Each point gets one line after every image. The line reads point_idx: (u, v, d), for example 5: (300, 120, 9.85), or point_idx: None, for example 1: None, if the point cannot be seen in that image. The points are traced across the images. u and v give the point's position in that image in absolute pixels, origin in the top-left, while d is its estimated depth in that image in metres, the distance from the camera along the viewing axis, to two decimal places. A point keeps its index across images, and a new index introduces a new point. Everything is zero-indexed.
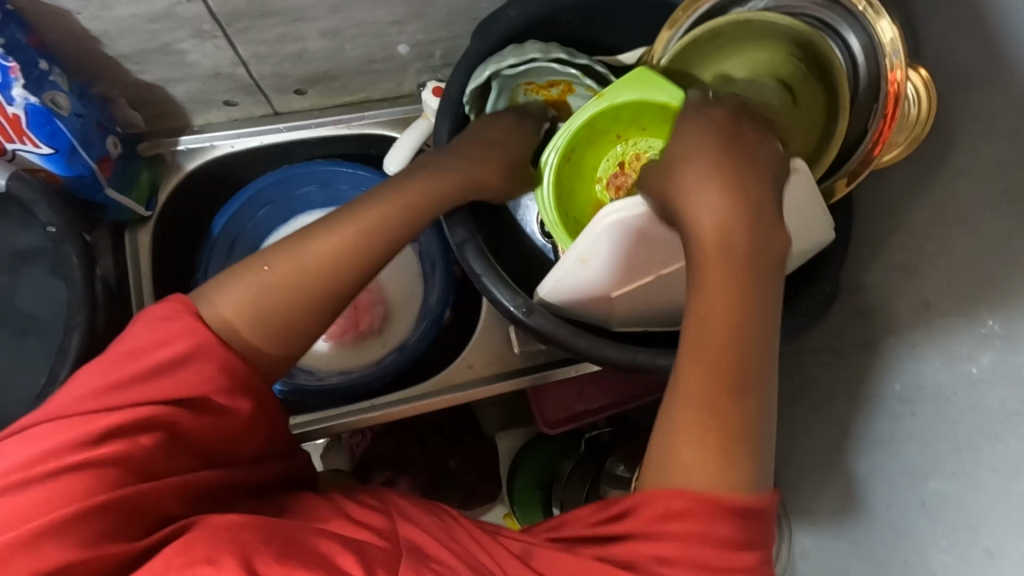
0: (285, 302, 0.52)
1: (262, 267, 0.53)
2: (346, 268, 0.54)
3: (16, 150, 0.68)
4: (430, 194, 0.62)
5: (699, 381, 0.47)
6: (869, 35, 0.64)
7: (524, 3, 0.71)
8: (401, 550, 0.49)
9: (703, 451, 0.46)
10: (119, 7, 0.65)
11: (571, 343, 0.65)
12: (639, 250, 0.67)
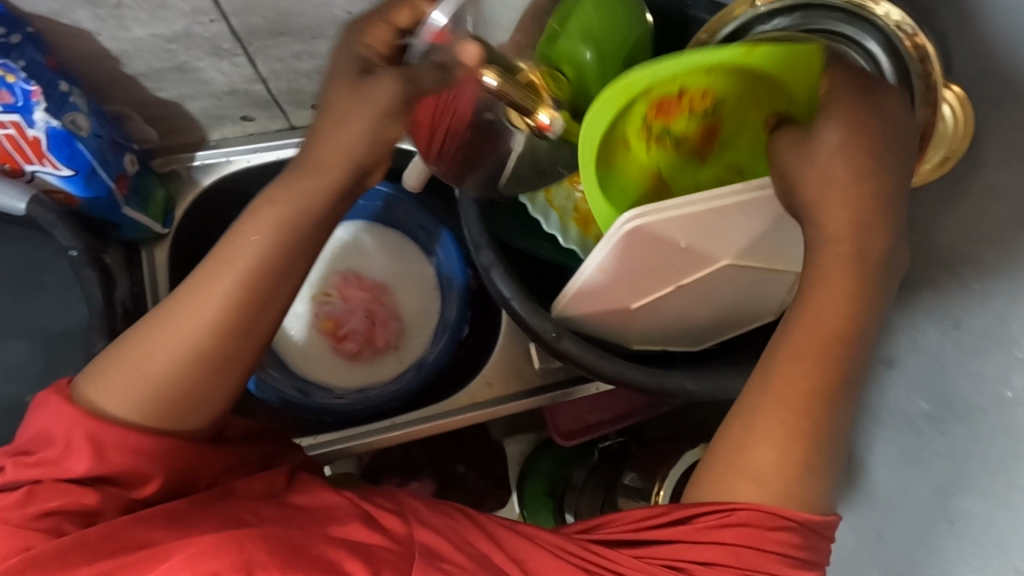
0: (169, 380, 0.48)
1: (136, 354, 0.48)
2: (224, 336, 0.48)
3: (36, 171, 0.67)
4: (301, 203, 0.49)
5: (801, 388, 0.48)
6: (892, 41, 0.59)
7: None
8: (413, 551, 0.51)
9: (780, 463, 0.49)
10: (136, 27, 0.63)
11: (597, 366, 0.63)
12: (664, 259, 0.62)
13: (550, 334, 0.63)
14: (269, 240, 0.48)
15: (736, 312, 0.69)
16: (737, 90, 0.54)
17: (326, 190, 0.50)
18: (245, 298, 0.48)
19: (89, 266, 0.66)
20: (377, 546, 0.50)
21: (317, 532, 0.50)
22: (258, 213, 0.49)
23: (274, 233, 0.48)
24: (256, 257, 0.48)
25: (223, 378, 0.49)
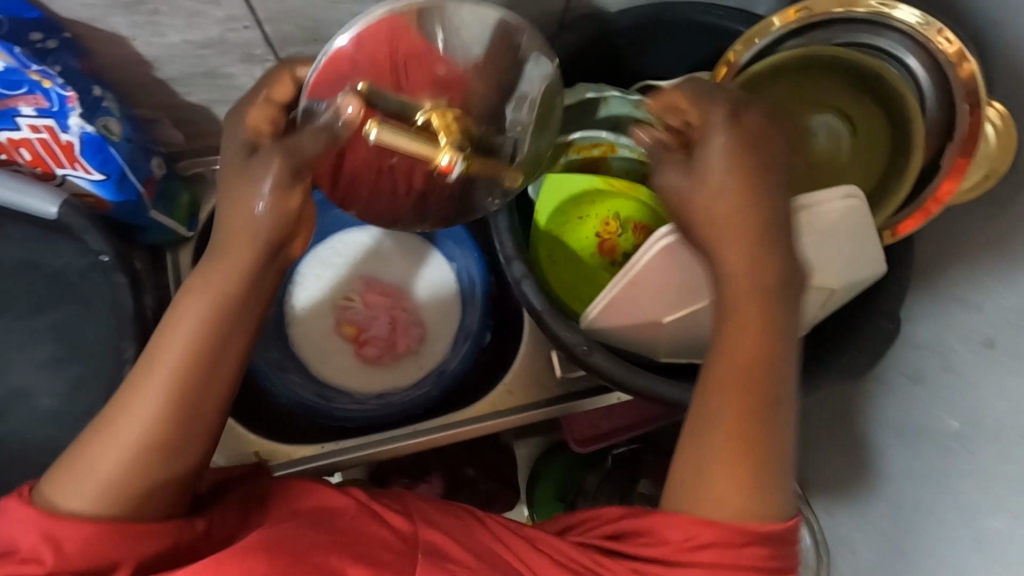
0: (129, 464, 0.46)
1: (82, 456, 0.47)
2: (189, 409, 0.48)
3: (67, 175, 0.67)
4: (241, 271, 0.49)
5: (734, 419, 0.48)
6: (929, 54, 0.63)
7: (581, 28, 0.71)
8: (417, 552, 0.50)
9: (736, 487, 0.47)
10: (171, 34, 0.62)
11: (628, 382, 0.63)
12: (678, 276, 0.64)
13: (580, 347, 0.63)
14: (206, 309, 0.48)
15: None
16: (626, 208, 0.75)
17: (256, 257, 0.50)
18: (189, 372, 0.48)
19: (122, 272, 0.66)
20: (380, 549, 0.50)
21: (323, 533, 0.50)
22: (187, 296, 0.49)
23: (211, 305, 0.48)
24: (193, 333, 0.48)
25: (188, 445, 0.48)
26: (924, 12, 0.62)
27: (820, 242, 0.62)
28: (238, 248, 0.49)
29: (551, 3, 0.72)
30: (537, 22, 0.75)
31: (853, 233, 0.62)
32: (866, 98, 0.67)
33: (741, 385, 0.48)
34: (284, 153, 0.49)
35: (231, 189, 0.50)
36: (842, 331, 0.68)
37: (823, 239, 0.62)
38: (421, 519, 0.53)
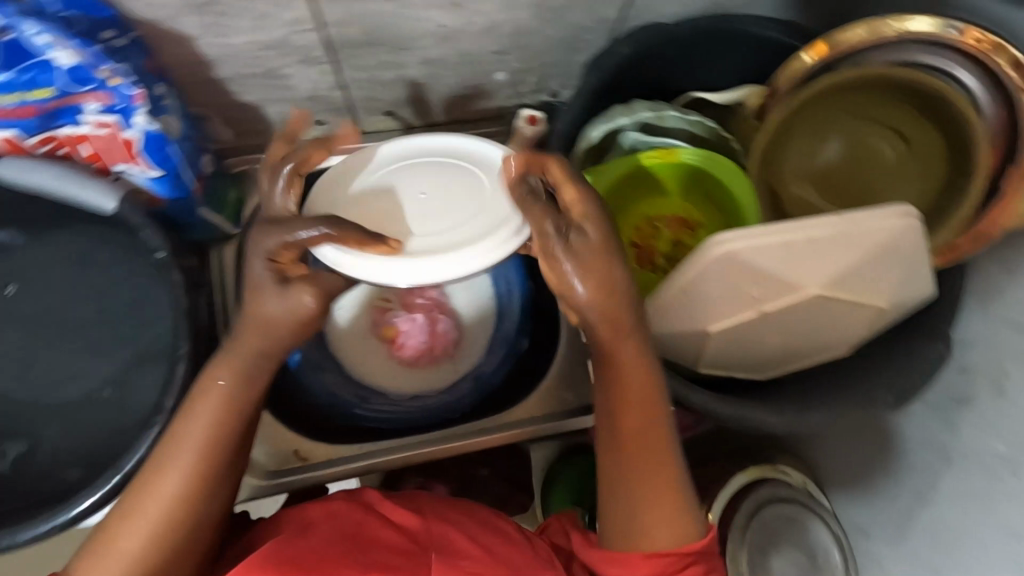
0: (175, 521, 0.53)
1: (113, 534, 0.52)
2: (219, 467, 0.55)
3: (124, 171, 0.68)
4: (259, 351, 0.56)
5: (640, 464, 0.55)
6: (988, 71, 0.65)
7: (636, 38, 0.71)
8: (429, 556, 0.57)
9: (665, 523, 0.55)
10: (235, 35, 0.63)
11: (678, 395, 0.63)
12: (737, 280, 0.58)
13: None
14: (222, 401, 0.55)
15: (812, 345, 0.66)
16: (694, 200, 0.74)
17: (275, 345, 0.56)
18: (211, 453, 0.54)
19: (178, 270, 0.66)
20: (395, 555, 0.56)
21: (345, 542, 0.57)
22: (207, 390, 0.55)
23: (227, 389, 0.55)
24: (209, 421, 0.54)
25: (206, 506, 0.54)
26: (940, 19, 0.64)
27: (875, 263, 0.58)
28: (259, 335, 0.55)
29: (605, 13, 0.73)
30: (588, 32, 0.76)
31: (909, 252, 0.57)
32: (924, 117, 0.69)
33: (628, 447, 0.56)
34: (318, 288, 0.54)
35: (262, 297, 0.54)
36: (897, 352, 0.68)
37: (877, 264, 0.58)
38: (430, 528, 0.60)
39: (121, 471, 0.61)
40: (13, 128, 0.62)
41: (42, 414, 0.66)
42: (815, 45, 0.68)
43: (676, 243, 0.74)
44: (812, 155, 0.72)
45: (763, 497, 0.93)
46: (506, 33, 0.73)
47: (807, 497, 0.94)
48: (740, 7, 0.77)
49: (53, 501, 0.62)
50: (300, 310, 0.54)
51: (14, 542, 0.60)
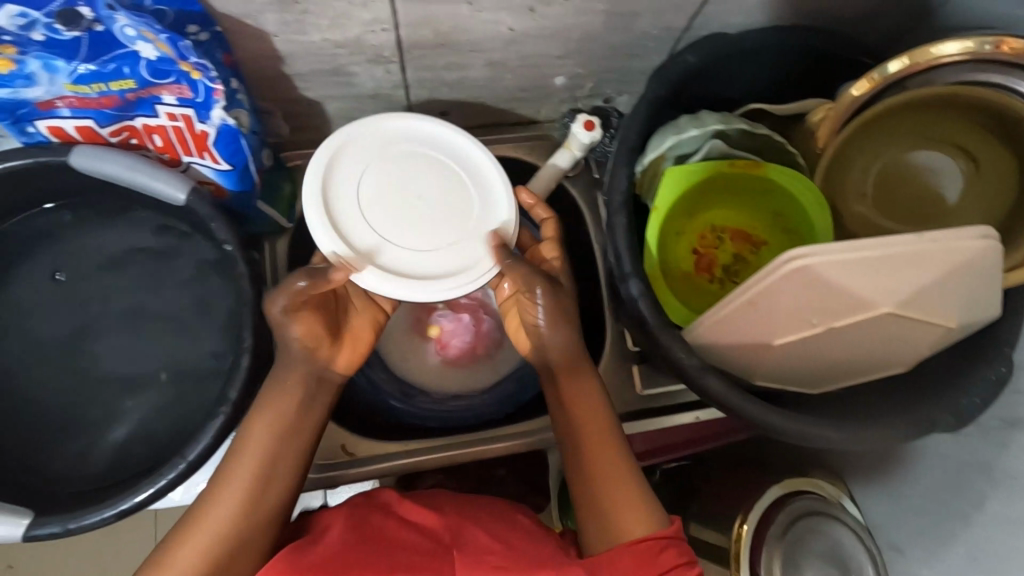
0: (225, 532, 0.56)
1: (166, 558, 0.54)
2: (270, 481, 0.59)
3: (192, 162, 0.69)
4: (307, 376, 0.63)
5: (603, 463, 0.63)
6: None
7: (703, 48, 0.71)
8: (453, 555, 0.57)
9: (633, 516, 0.60)
10: (313, 32, 0.64)
11: (742, 409, 0.62)
12: (808, 298, 0.59)
13: (693, 368, 0.63)
14: (271, 427, 0.61)
15: (867, 365, 0.66)
16: (750, 210, 0.77)
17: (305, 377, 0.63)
18: (262, 473, 0.59)
19: (243, 262, 0.67)
20: (419, 556, 0.56)
21: (370, 545, 0.57)
22: (252, 423, 0.61)
23: (273, 418, 0.61)
24: (260, 445, 0.60)
25: (257, 516, 0.58)
26: (969, 40, 0.62)
27: (938, 291, 0.58)
28: (298, 372, 0.63)
29: (672, 22, 0.73)
30: (652, 40, 0.77)
31: (983, 272, 0.57)
32: (989, 129, 0.69)
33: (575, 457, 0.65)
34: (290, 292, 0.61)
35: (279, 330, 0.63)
36: (957, 372, 0.67)
37: (938, 293, 0.58)
38: (451, 528, 0.60)
39: (187, 459, 0.61)
40: (90, 117, 0.64)
41: (104, 400, 0.66)
42: (866, 80, 0.66)
43: (737, 256, 0.77)
44: (875, 171, 0.72)
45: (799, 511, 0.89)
46: (573, 38, 0.73)
47: (839, 510, 0.91)
48: (805, 20, 0.77)
49: (116, 487, 0.62)
50: (317, 329, 0.63)
51: (79, 526, 0.59)
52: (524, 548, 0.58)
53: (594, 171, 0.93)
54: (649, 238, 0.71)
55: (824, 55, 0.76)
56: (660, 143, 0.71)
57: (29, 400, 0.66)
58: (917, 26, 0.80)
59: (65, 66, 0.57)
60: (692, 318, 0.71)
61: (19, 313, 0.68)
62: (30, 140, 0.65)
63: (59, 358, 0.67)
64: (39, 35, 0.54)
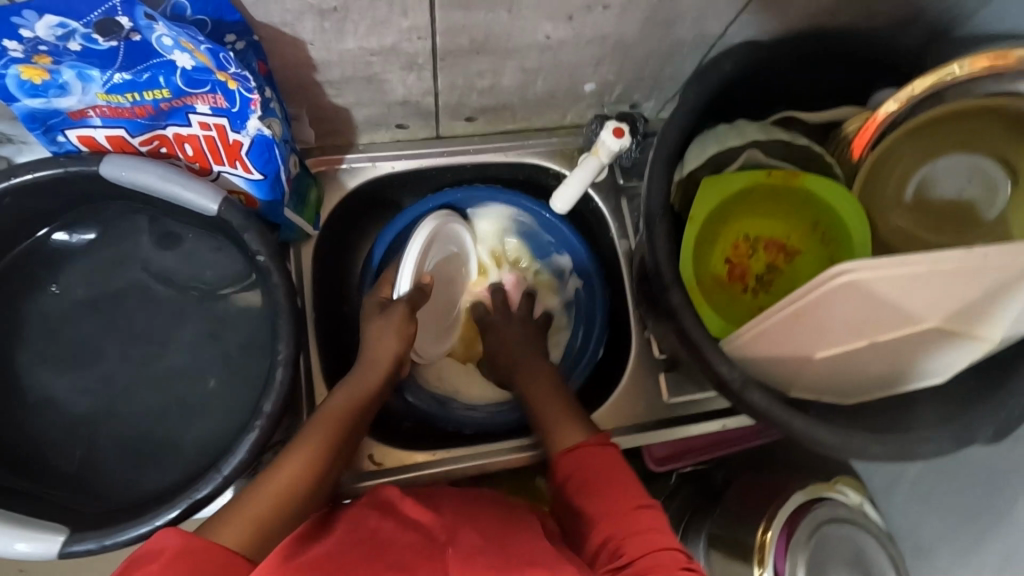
0: (283, 507, 0.58)
1: (237, 506, 0.56)
2: (332, 471, 0.64)
3: (223, 172, 0.68)
4: (373, 384, 0.71)
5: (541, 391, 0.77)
6: None
7: (741, 56, 0.69)
8: (446, 552, 0.52)
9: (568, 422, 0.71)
10: (350, 39, 0.63)
11: (785, 422, 0.62)
12: (852, 310, 0.59)
13: (735, 382, 0.62)
14: (347, 409, 0.68)
15: (902, 378, 0.66)
16: (786, 218, 0.76)
17: (381, 377, 0.72)
18: (328, 453, 0.64)
19: (275, 273, 0.65)
20: (409, 552, 0.52)
21: (362, 547, 0.52)
22: (320, 421, 0.66)
23: (347, 402, 0.69)
24: (324, 439, 0.64)
25: (313, 500, 0.61)
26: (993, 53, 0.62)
27: (995, 309, 0.58)
28: (379, 367, 0.72)
29: (709, 28, 0.72)
30: (687, 46, 0.76)
31: None
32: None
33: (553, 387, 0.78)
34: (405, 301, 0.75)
35: (374, 327, 0.74)
36: (992, 384, 0.66)
37: (996, 304, 0.58)
38: (445, 527, 0.57)
39: (222, 474, 0.61)
40: (121, 127, 0.62)
41: (138, 411, 0.66)
42: (895, 100, 0.67)
43: (770, 266, 0.76)
44: (908, 182, 0.73)
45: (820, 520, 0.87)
46: (609, 45, 0.72)
47: (860, 515, 0.90)
48: (843, 25, 0.76)
49: (151, 502, 0.61)
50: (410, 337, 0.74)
51: (115, 543, 0.58)
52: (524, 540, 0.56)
53: (619, 176, 0.91)
54: (685, 245, 0.71)
55: (862, 62, 0.75)
56: (700, 153, 0.70)
57: (62, 413, 0.65)
58: (954, 31, 0.79)
59: (99, 75, 0.56)
60: (727, 329, 0.71)
61: (52, 325, 0.67)
62: (59, 149, 0.64)
63: (91, 371, 0.67)
64: (76, 45, 0.53)
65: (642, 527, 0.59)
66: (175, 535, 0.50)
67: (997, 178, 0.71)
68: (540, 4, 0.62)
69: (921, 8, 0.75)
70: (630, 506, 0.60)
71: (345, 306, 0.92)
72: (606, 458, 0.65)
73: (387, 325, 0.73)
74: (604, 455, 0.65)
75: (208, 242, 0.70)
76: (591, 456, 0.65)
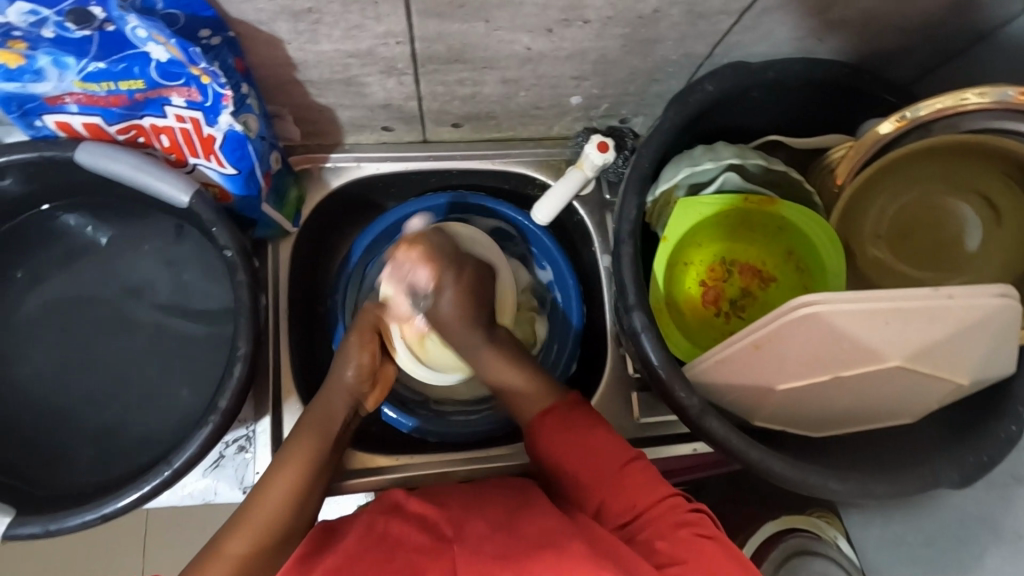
0: (264, 529, 0.60)
1: (218, 545, 0.58)
2: (312, 485, 0.65)
3: (198, 165, 0.68)
4: (345, 393, 0.71)
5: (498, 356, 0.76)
6: None
7: (723, 78, 0.68)
8: (454, 549, 0.54)
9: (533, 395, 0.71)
10: (326, 42, 0.64)
11: (742, 453, 0.60)
12: (815, 343, 0.58)
13: (694, 409, 0.61)
14: (316, 435, 0.68)
15: (868, 414, 0.65)
16: (760, 244, 0.75)
17: (346, 403, 0.71)
18: (301, 487, 0.64)
19: (241, 270, 0.66)
20: (418, 554, 0.53)
21: (376, 549, 0.54)
22: (296, 438, 0.67)
23: (315, 430, 0.68)
24: (300, 457, 0.66)
25: (298, 517, 0.62)
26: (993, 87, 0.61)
27: (974, 350, 0.58)
28: (342, 390, 0.72)
29: (693, 48, 0.71)
30: (673, 66, 0.75)
31: (996, 334, 0.57)
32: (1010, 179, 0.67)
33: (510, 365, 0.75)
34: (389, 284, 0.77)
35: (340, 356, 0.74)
36: (962, 429, 0.64)
37: (973, 344, 0.58)
38: (452, 521, 0.58)
39: (171, 466, 0.60)
40: (98, 115, 0.63)
41: (102, 397, 0.67)
42: (896, 117, 0.65)
43: (745, 292, 0.75)
44: (889, 215, 0.71)
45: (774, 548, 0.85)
46: (591, 60, 0.72)
47: (838, 554, 0.88)
48: (835, 52, 0.74)
49: (101, 490, 0.62)
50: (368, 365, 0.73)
51: (59, 529, 0.59)
52: (526, 532, 0.56)
53: (605, 192, 0.90)
54: (656, 266, 0.70)
55: (851, 89, 0.73)
56: (672, 175, 0.71)
57: (25, 394, 0.66)
58: (952, 63, 0.77)
59: (75, 63, 0.56)
60: (692, 352, 0.70)
61: (22, 308, 0.68)
62: (37, 134, 0.65)
63: (57, 355, 0.68)
64: (49, 33, 0.53)
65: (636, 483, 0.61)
66: None
67: (978, 217, 0.69)
68: (516, 17, 0.62)
69: (915, 38, 0.73)
70: (622, 467, 0.62)
71: (320, 305, 0.92)
72: (578, 419, 0.66)
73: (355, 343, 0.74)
74: (575, 417, 0.66)
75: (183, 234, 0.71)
76: (564, 423, 0.66)
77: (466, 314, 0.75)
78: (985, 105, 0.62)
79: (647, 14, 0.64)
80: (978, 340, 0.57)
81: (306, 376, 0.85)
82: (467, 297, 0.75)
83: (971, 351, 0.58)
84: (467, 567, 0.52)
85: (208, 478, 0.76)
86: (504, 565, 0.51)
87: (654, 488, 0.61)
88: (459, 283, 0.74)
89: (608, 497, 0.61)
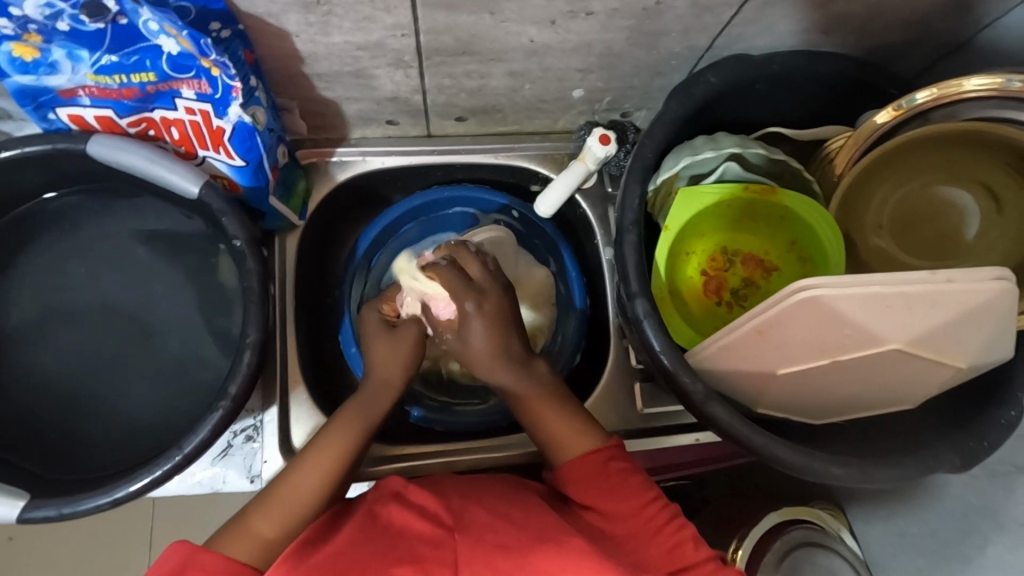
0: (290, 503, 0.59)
1: (245, 522, 0.57)
2: (343, 468, 0.62)
3: (208, 157, 0.69)
4: (387, 365, 0.68)
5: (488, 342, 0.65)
6: None
7: (725, 69, 0.69)
8: (455, 538, 0.53)
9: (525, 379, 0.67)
10: (336, 34, 0.65)
11: (746, 440, 0.61)
12: (814, 327, 0.58)
13: (697, 395, 0.61)
14: (357, 427, 0.65)
15: (868, 401, 0.65)
16: (763, 233, 0.76)
17: (392, 399, 0.67)
18: (334, 468, 0.62)
19: (252, 259, 0.67)
20: (421, 544, 0.53)
21: (377, 537, 0.54)
22: (338, 421, 0.64)
23: (354, 420, 0.65)
24: (342, 442, 0.63)
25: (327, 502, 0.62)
26: (998, 76, 0.62)
27: (988, 323, 0.58)
28: (387, 385, 0.67)
29: (697, 40, 0.72)
30: (675, 58, 0.76)
31: (998, 318, 0.58)
32: (1008, 166, 0.67)
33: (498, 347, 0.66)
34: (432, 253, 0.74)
35: (379, 345, 0.69)
36: (963, 415, 0.65)
37: (987, 326, 0.58)
38: (452, 510, 0.57)
39: (183, 452, 0.61)
40: (110, 108, 0.64)
41: (117, 386, 0.69)
42: (892, 108, 0.66)
43: (749, 281, 0.76)
44: (891, 202, 0.72)
45: (800, 540, 0.84)
46: (595, 52, 0.73)
47: (847, 559, 0.84)
48: (837, 45, 0.75)
49: (115, 475, 0.63)
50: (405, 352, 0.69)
51: (75, 511, 0.60)
52: (525, 521, 0.56)
53: (608, 184, 0.91)
54: (657, 254, 0.71)
55: (853, 80, 0.74)
56: (673, 165, 0.72)
57: (42, 380, 0.68)
58: (952, 53, 0.78)
59: (88, 55, 0.57)
60: (697, 340, 0.71)
61: (39, 297, 0.70)
62: (51, 126, 0.66)
63: (72, 341, 0.69)
64: (65, 25, 0.54)
65: (671, 541, 0.58)
66: (175, 552, 0.52)
67: (976, 207, 0.70)
68: (522, 8, 0.63)
69: (914, 31, 0.74)
70: (658, 522, 0.59)
71: (327, 298, 0.93)
72: (618, 467, 0.63)
73: (393, 346, 0.69)
74: (613, 465, 0.63)
75: (196, 226, 0.73)
76: (596, 461, 0.63)
77: (494, 346, 0.65)
78: (988, 92, 0.63)
79: (651, 6, 0.65)
80: (979, 324, 0.58)
81: (313, 365, 0.86)
82: (498, 322, 0.66)
83: (972, 333, 0.59)
84: (470, 561, 0.51)
85: (217, 466, 0.77)
86: (508, 556, 0.52)
87: (691, 550, 0.58)
88: (483, 312, 0.65)
89: (634, 538, 0.58)
